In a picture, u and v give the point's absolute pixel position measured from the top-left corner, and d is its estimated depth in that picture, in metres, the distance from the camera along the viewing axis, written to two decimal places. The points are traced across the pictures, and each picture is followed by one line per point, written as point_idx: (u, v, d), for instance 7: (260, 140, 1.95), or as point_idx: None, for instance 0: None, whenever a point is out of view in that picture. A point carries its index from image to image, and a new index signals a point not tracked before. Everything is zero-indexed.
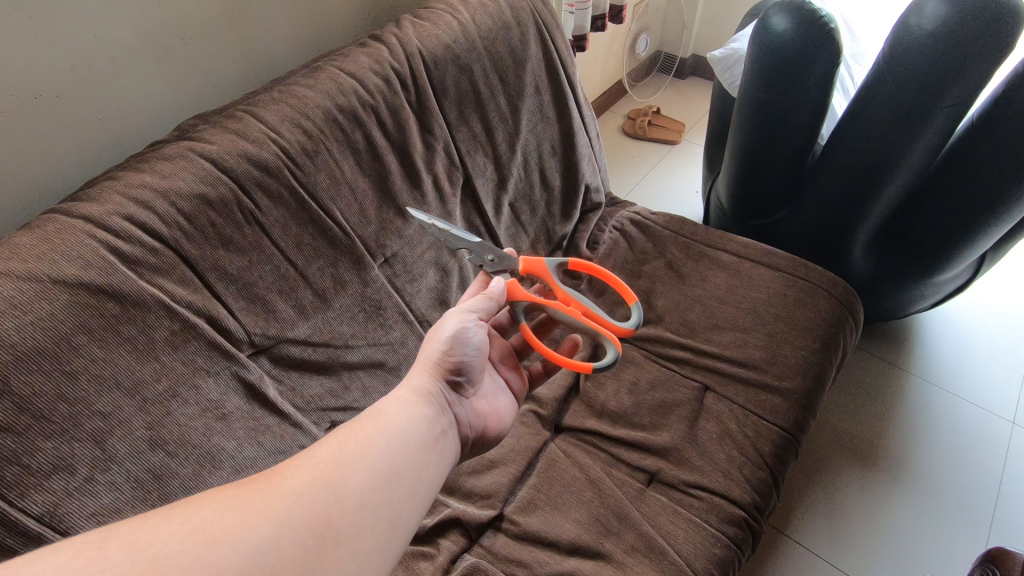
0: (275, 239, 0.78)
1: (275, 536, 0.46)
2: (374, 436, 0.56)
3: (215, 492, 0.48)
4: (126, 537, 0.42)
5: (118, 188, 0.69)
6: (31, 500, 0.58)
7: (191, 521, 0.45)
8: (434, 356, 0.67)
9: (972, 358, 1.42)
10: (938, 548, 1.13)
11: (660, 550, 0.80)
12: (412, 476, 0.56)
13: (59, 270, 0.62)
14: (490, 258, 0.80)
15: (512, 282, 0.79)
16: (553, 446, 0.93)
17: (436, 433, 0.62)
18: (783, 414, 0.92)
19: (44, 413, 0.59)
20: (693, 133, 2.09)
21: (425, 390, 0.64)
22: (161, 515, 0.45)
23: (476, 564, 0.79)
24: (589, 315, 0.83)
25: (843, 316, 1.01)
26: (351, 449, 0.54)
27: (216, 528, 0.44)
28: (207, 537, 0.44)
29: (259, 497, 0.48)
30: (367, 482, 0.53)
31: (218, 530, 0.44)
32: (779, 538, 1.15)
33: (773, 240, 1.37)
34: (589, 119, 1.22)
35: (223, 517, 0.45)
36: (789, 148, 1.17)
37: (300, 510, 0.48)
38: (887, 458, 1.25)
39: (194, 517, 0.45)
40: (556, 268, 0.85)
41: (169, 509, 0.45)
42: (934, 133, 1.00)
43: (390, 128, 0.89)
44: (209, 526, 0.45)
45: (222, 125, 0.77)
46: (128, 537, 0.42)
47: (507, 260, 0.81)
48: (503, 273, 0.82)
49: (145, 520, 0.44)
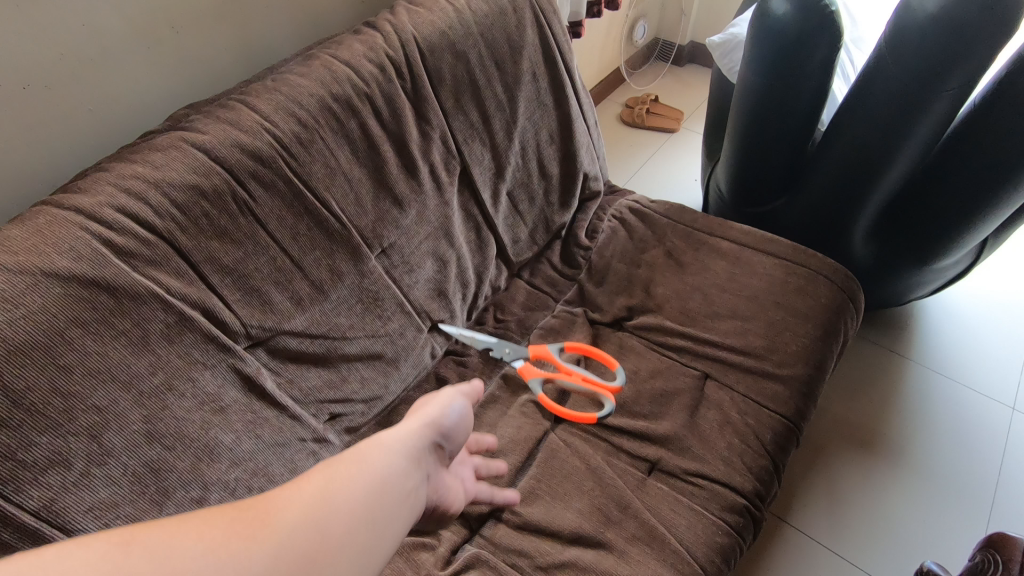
0: (269, 230, 0.77)
1: (273, 566, 0.40)
2: (355, 469, 0.47)
3: (222, 508, 0.42)
4: (151, 547, 0.38)
5: (110, 179, 0.68)
6: (27, 496, 0.58)
7: (201, 539, 0.39)
8: (432, 414, 0.58)
9: (971, 344, 1.42)
10: (940, 535, 1.13)
11: (661, 538, 0.80)
12: (390, 525, 0.47)
13: (51, 263, 0.61)
14: (506, 350, 0.97)
15: (525, 365, 0.96)
16: (553, 436, 0.92)
17: (412, 488, 0.50)
18: (784, 402, 0.92)
19: (38, 406, 0.59)
20: (691, 121, 2.07)
21: (410, 442, 0.53)
22: (179, 523, 0.40)
23: (477, 555, 0.78)
24: (588, 381, 0.96)
25: (844, 304, 1.00)
26: (334, 481, 0.46)
27: (223, 551, 0.39)
28: (217, 559, 0.39)
29: (259, 522, 0.41)
30: (344, 523, 0.44)
31: (223, 552, 0.39)
32: (779, 526, 1.15)
33: (772, 227, 1.36)
34: (587, 106, 1.21)
35: (229, 538, 0.40)
36: (789, 134, 1.16)
37: (279, 549, 0.40)
38: (888, 445, 1.25)
39: (204, 535, 0.40)
40: (558, 351, 0.98)
41: (177, 518, 0.40)
42: (936, 118, 0.99)
43: (385, 116, 0.87)
44: (217, 547, 0.39)
45: (214, 115, 0.76)
46: (153, 549, 0.38)
47: (520, 350, 0.97)
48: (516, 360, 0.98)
49: (165, 527, 0.40)
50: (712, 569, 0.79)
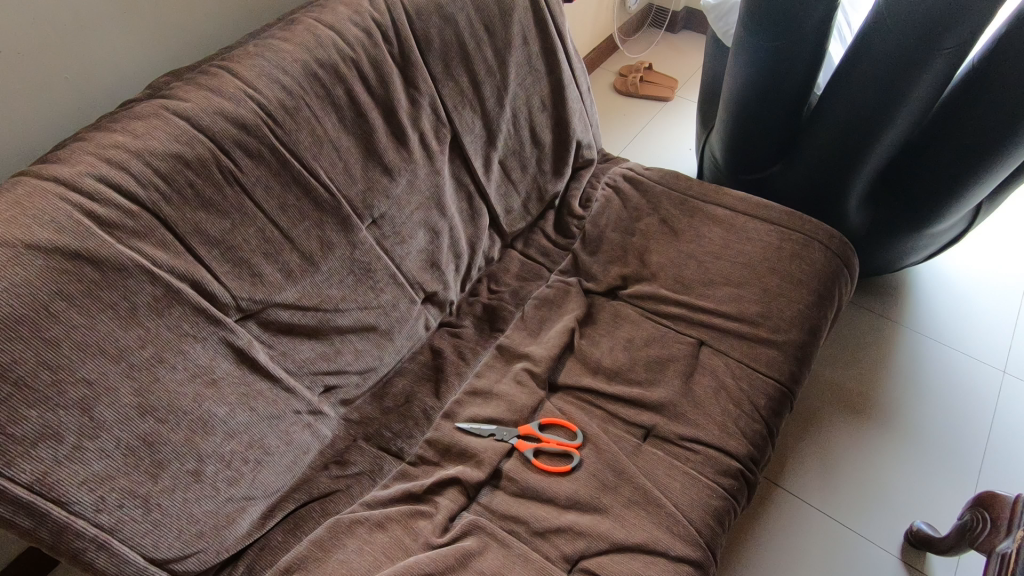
0: (257, 200, 0.75)
1: None
2: None
3: None
4: None
5: (89, 148, 0.66)
6: (18, 469, 0.58)
7: None
8: None
9: (963, 309, 1.43)
10: (930, 495, 1.15)
11: (656, 502, 0.81)
12: None
13: (32, 235, 0.59)
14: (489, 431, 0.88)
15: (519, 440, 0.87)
16: (548, 405, 0.92)
17: None
18: (778, 367, 0.92)
19: (26, 380, 0.58)
20: (686, 89, 2.04)
21: None
22: None
23: (475, 522, 0.79)
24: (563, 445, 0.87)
25: (838, 270, 1.00)
26: None
27: None
28: None
29: None
30: None
31: None
32: (773, 490, 1.17)
33: (767, 195, 1.34)
34: (579, 72, 1.18)
35: None
36: (785, 98, 1.14)
37: None
38: (880, 410, 1.26)
39: None
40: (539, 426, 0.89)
41: None
42: (933, 78, 0.98)
43: (372, 82, 0.85)
44: None
45: (195, 82, 0.74)
46: None
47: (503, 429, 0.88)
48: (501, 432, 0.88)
49: None
50: (706, 532, 0.80)
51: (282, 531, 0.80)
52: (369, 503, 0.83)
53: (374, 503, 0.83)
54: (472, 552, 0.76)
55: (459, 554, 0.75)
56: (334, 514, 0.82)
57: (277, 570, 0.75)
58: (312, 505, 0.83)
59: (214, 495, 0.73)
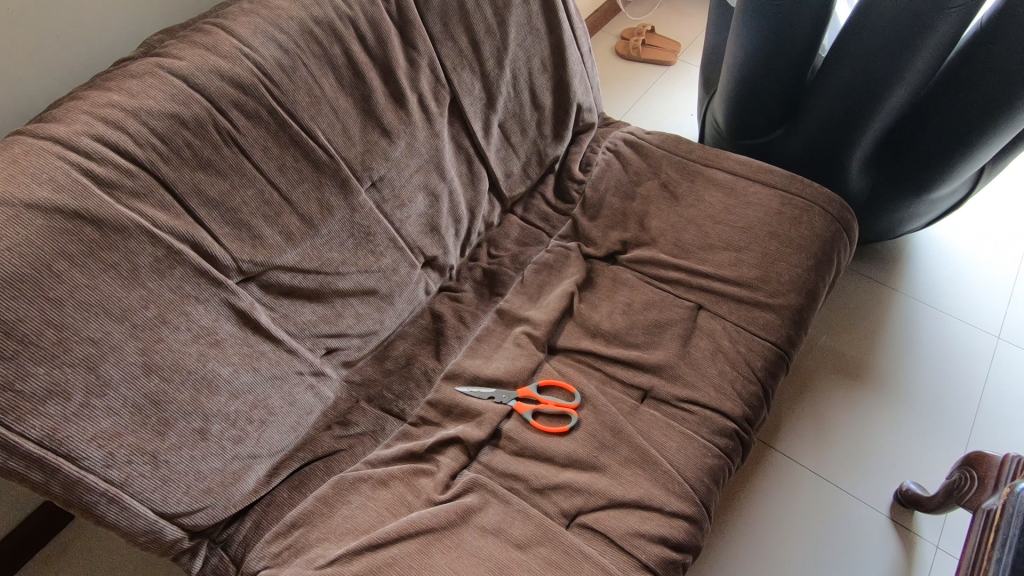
0: (255, 162, 0.75)
1: None
2: None
3: None
4: None
5: (85, 107, 0.66)
6: (28, 424, 0.59)
7: None
8: None
9: (961, 275, 1.43)
10: (920, 456, 1.18)
11: (653, 460, 0.82)
12: None
13: (31, 194, 0.59)
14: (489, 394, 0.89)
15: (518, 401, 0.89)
16: (548, 367, 0.94)
17: None
18: (775, 330, 0.93)
19: (32, 338, 0.59)
20: (689, 53, 2.00)
21: None
22: None
23: (475, 479, 0.81)
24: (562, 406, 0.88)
25: (837, 234, 1.00)
26: None
27: None
28: None
29: None
30: None
31: None
32: (767, 452, 1.19)
33: (768, 161, 1.33)
34: (580, 32, 1.16)
35: None
36: (789, 60, 1.12)
37: None
38: (874, 375, 1.28)
39: None
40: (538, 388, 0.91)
41: None
42: (940, 37, 0.96)
43: (369, 41, 0.84)
44: None
45: (190, 40, 0.73)
46: None
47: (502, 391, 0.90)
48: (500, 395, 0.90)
49: None
50: (701, 489, 0.82)
51: (288, 488, 0.82)
52: (372, 462, 0.85)
53: (377, 461, 0.85)
54: (473, 509, 0.78)
55: (461, 510, 0.77)
56: (338, 472, 0.84)
57: (283, 524, 0.78)
58: (316, 464, 0.85)
59: (220, 453, 0.75)
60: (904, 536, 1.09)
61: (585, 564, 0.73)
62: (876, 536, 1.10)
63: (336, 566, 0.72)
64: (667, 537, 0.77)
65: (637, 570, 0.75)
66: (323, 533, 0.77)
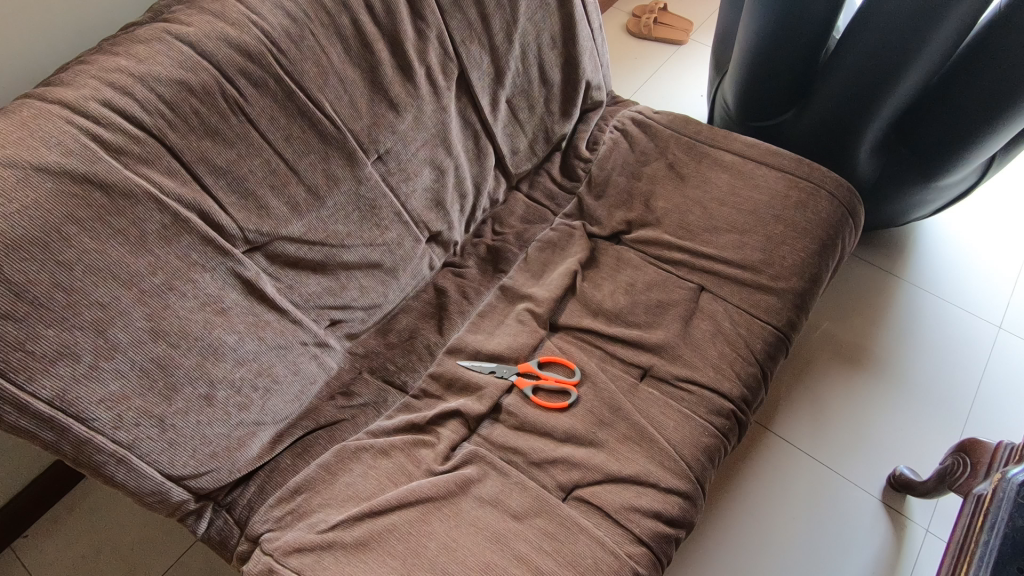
0: (262, 131, 0.75)
1: None
2: None
3: None
4: None
5: (92, 71, 0.65)
6: (39, 384, 0.61)
7: None
8: None
9: (965, 264, 1.43)
10: (915, 442, 1.19)
11: (650, 438, 0.84)
12: None
13: (41, 157, 0.60)
14: (490, 369, 0.90)
15: (519, 376, 0.90)
16: (549, 344, 0.94)
17: None
18: (777, 313, 0.94)
19: (42, 300, 0.60)
20: (701, 32, 1.97)
21: None
22: None
23: (475, 452, 0.83)
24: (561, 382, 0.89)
25: (843, 219, 1.00)
26: None
27: None
28: None
29: None
30: None
31: None
32: (763, 434, 1.21)
33: (776, 143, 1.32)
34: (591, 7, 1.14)
35: None
36: (802, 40, 1.11)
37: None
38: (873, 361, 1.29)
39: None
40: (539, 364, 0.92)
41: None
42: (957, 20, 0.94)
43: (378, 12, 0.83)
44: None
45: (197, 6, 0.72)
46: None
47: (503, 366, 0.91)
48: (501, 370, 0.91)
49: None
50: (697, 466, 0.83)
51: (291, 455, 0.84)
52: (374, 432, 0.86)
53: (379, 431, 0.86)
54: (472, 480, 0.80)
55: (460, 480, 0.79)
56: (340, 441, 0.86)
57: (286, 490, 0.79)
58: (319, 432, 0.87)
59: (225, 419, 0.76)
60: (895, 519, 1.11)
61: (581, 535, 0.75)
62: (866, 519, 1.12)
63: (337, 531, 0.74)
64: (661, 512, 0.79)
65: (631, 543, 0.77)
66: (325, 499, 0.78)
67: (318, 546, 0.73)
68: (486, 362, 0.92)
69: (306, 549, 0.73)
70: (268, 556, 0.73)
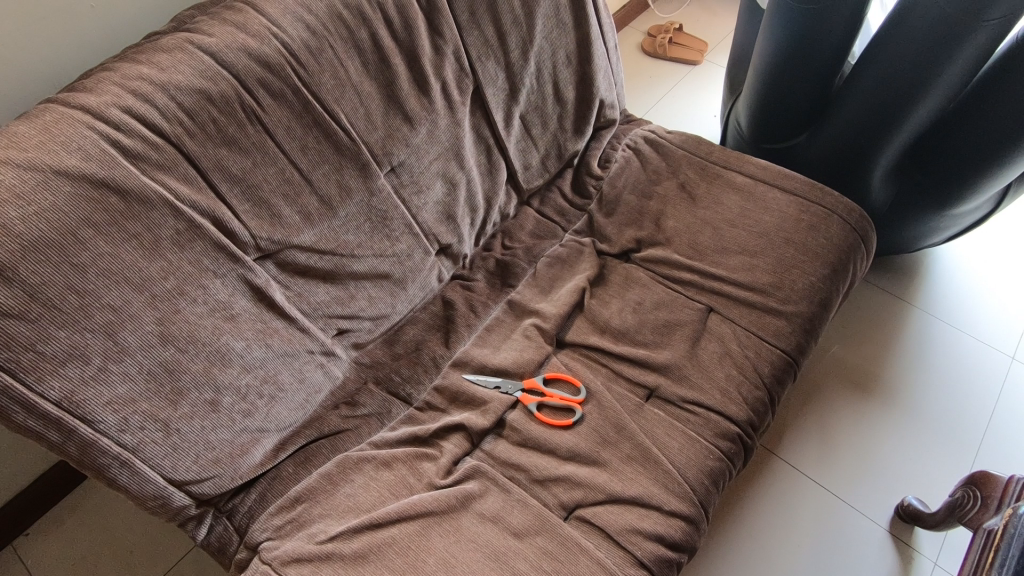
0: (278, 141, 0.76)
1: None
2: None
3: None
4: None
5: (115, 79, 0.67)
6: (48, 386, 0.61)
7: None
8: None
9: (979, 292, 1.41)
10: (925, 472, 1.17)
11: (654, 459, 0.83)
12: None
13: (61, 161, 0.61)
14: (496, 384, 0.90)
15: (524, 393, 0.89)
16: (555, 360, 0.94)
17: None
18: (786, 337, 0.93)
19: (55, 302, 0.61)
20: (715, 53, 1.98)
21: None
22: None
23: (477, 468, 0.82)
24: (565, 399, 0.89)
25: (855, 244, 1.00)
26: None
27: None
28: None
29: None
30: None
31: None
32: (769, 457, 1.19)
33: (789, 166, 1.32)
34: (607, 27, 1.15)
35: None
36: (818, 65, 1.11)
37: None
38: (883, 388, 1.27)
39: None
40: (544, 380, 0.91)
41: None
42: (975, 49, 0.95)
43: (396, 27, 0.84)
44: None
45: (220, 17, 0.74)
46: None
47: (508, 382, 0.90)
48: (505, 386, 0.90)
49: None
50: (701, 490, 0.82)
51: (293, 463, 0.84)
52: (377, 443, 0.86)
53: (383, 443, 0.86)
54: (473, 495, 0.79)
55: (461, 496, 0.79)
56: (343, 451, 0.86)
57: (288, 498, 0.79)
58: (322, 442, 0.87)
59: (230, 425, 0.76)
60: (903, 551, 1.09)
61: (581, 556, 0.74)
62: (873, 549, 1.10)
63: (336, 542, 0.74)
64: (664, 536, 0.77)
65: (632, 565, 0.76)
66: (326, 509, 0.78)
67: (317, 557, 0.72)
68: (493, 377, 0.92)
69: (304, 559, 0.72)
70: (266, 564, 0.73)
